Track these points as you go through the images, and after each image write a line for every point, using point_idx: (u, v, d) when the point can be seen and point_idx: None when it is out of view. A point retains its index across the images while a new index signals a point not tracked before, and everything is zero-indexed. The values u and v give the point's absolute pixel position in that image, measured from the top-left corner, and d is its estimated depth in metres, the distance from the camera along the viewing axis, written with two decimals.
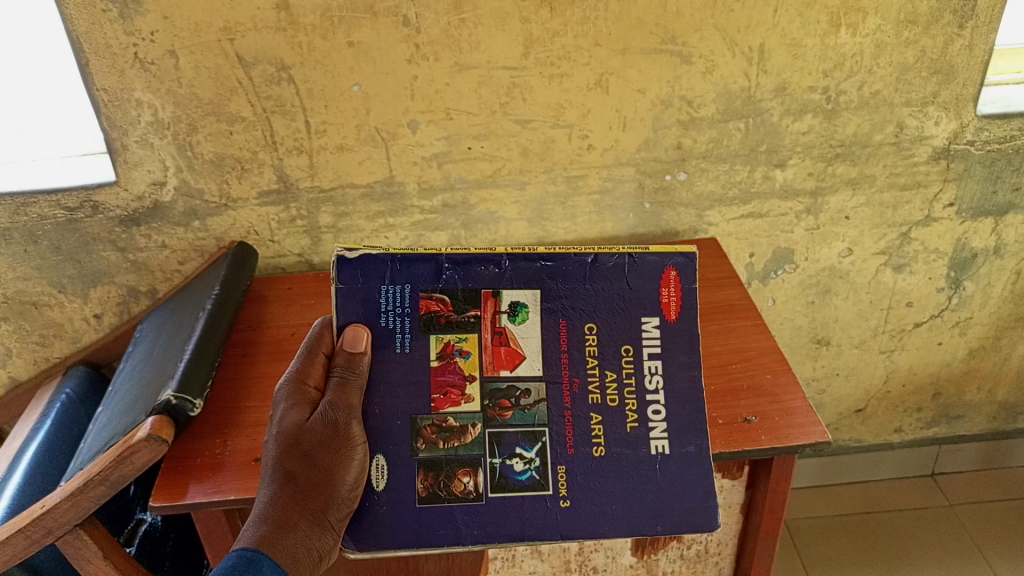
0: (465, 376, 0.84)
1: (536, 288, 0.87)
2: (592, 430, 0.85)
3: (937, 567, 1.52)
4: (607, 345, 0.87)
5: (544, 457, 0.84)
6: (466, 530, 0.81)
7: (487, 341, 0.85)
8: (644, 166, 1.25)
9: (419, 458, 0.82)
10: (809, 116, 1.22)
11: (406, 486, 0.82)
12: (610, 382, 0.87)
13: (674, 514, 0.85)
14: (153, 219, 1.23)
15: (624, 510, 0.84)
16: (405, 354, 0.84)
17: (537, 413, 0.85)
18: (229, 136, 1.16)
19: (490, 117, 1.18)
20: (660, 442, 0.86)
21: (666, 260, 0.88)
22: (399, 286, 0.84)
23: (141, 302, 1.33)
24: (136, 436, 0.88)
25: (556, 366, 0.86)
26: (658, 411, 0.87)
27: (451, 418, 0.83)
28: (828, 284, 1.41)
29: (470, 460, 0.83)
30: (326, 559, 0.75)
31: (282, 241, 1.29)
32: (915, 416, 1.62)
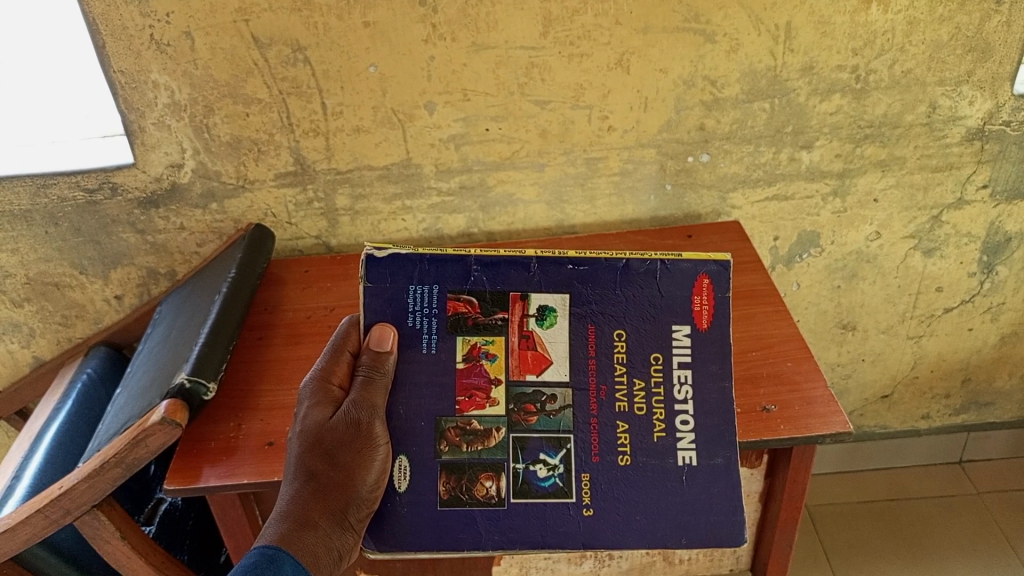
0: (490, 379, 0.83)
1: (565, 292, 0.86)
2: (618, 439, 0.84)
3: (964, 557, 1.49)
4: (637, 351, 0.85)
5: (568, 464, 0.83)
6: (487, 535, 0.81)
7: (514, 344, 0.84)
8: (665, 147, 1.22)
9: (442, 461, 0.82)
10: (837, 96, 1.18)
11: (428, 489, 0.81)
12: (639, 390, 0.85)
13: (698, 523, 0.84)
14: (171, 201, 1.23)
15: (648, 519, 0.83)
16: (431, 354, 0.83)
17: (562, 419, 0.83)
18: (245, 118, 1.15)
19: (508, 98, 1.16)
20: (687, 453, 0.85)
21: (699, 268, 0.87)
22: (427, 287, 0.83)
23: (160, 284, 1.33)
24: (150, 419, 0.89)
25: (583, 372, 0.84)
26: (687, 422, 0.85)
27: (475, 421, 0.83)
28: (855, 268, 1.37)
29: (493, 464, 0.82)
30: (346, 558, 0.75)
31: (299, 224, 1.28)
32: (944, 403, 1.58)
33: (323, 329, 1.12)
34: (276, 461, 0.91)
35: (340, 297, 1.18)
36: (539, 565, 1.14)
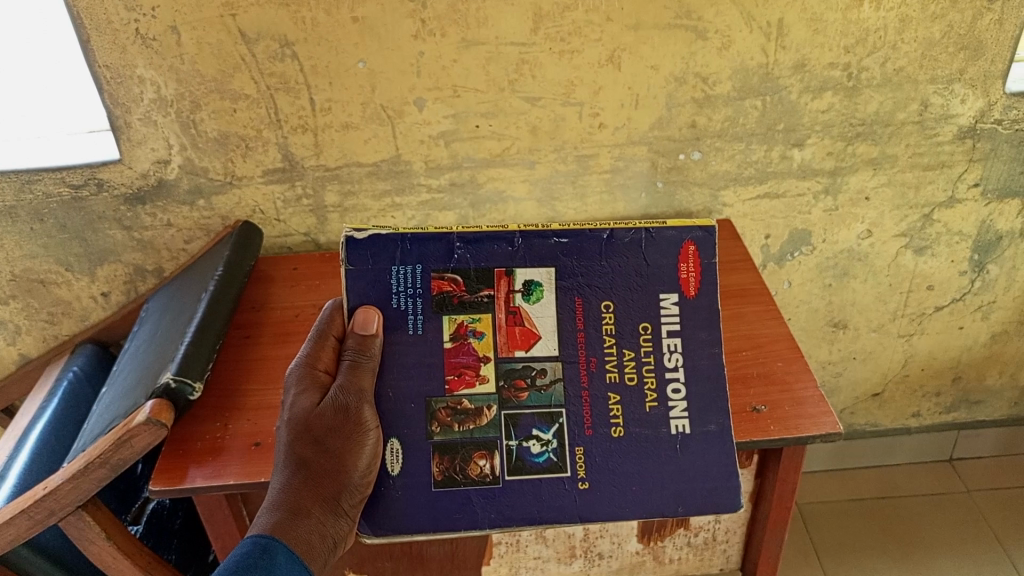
0: (479, 357, 0.83)
1: (550, 266, 0.84)
2: (610, 411, 0.83)
3: (954, 554, 1.49)
4: (625, 322, 0.85)
5: (562, 439, 0.82)
6: (483, 513, 0.80)
7: (501, 321, 0.83)
8: (656, 144, 1.22)
9: (434, 442, 0.81)
10: (829, 94, 1.18)
11: (421, 469, 0.80)
12: (629, 361, 0.84)
13: (695, 494, 0.83)
14: (158, 197, 1.22)
15: (645, 492, 0.82)
16: (418, 336, 0.82)
17: (553, 394, 0.83)
18: (233, 113, 1.14)
19: (498, 94, 1.15)
20: (680, 421, 0.84)
21: (684, 234, 0.86)
22: (410, 267, 0.82)
23: (148, 281, 1.32)
24: (135, 420, 0.88)
25: (573, 345, 0.84)
26: (678, 390, 0.85)
27: (465, 400, 0.82)
28: (847, 266, 1.37)
29: (485, 442, 0.81)
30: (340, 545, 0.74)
31: (288, 220, 1.27)
32: (934, 401, 1.57)
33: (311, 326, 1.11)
34: (263, 462, 0.91)
35: (328, 294, 1.17)
36: (528, 565, 1.13)
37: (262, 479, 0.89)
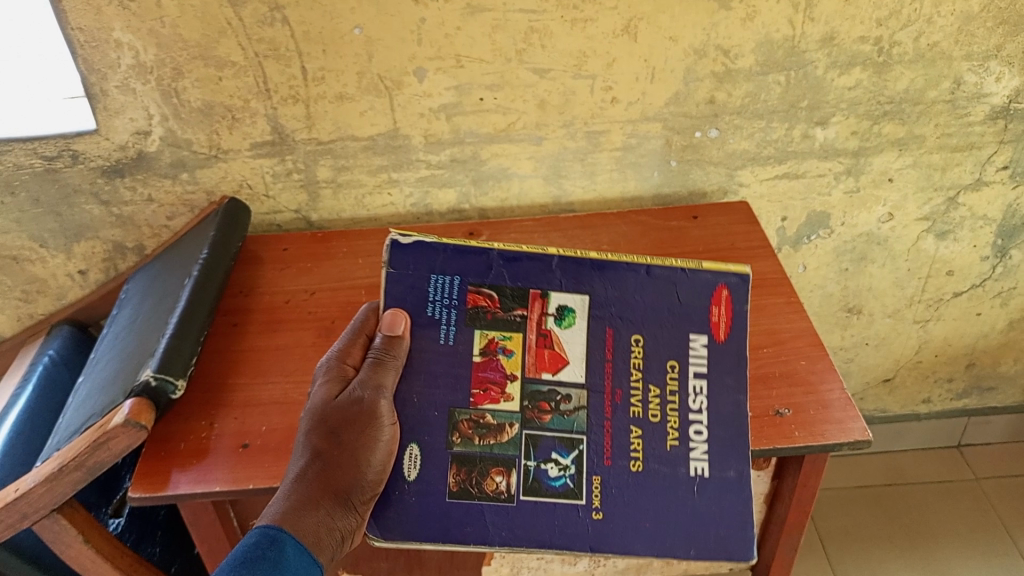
0: (506, 374, 0.78)
1: (585, 293, 0.81)
2: (631, 444, 0.78)
3: (961, 545, 1.46)
4: (653, 358, 0.81)
5: (580, 466, 0.77)
6: (495, 530, 0.74)
7: (531, 341, 0.79)
8: (672, 121, 1.14)
9: (453, 453, 0.75)
10: (857, 69, 1.10)
11: (437, 479, 0.75)
12: (654, 397, 0.80)
13: (709, 536, 0.77)
14: (137, 170, 1.13)
15: (659, 529, 0.76)
16: (449, 346, 0.78)
17: (576, 420, 0.78)
18: (218, 82, 1.06)
19: (505, 65, 1.07)
20: (699, 463, 0.79)
21: (719, 278, 0.83)
22: (449, 277, 0.79)
23: (128, 258, 1.24)
24: (112, 421, 0.82)
25: (599, 375, 0.80)
26: (701, 433, 0.79)
27: (488, 415, 0.77)
28: (865, 251, 1.31)
29: (505, 459, 0.76)
30: (342, 544, 0.70)
31: (277, 196, 1.19)
32: (946, 387, 1.53)
33: (301, 315, 1.04)
34: (251, 465, 0.85)
35: (321, 279, 1.10)
36: (531, 565, 1.09)
37: (251, 485, 0.83)
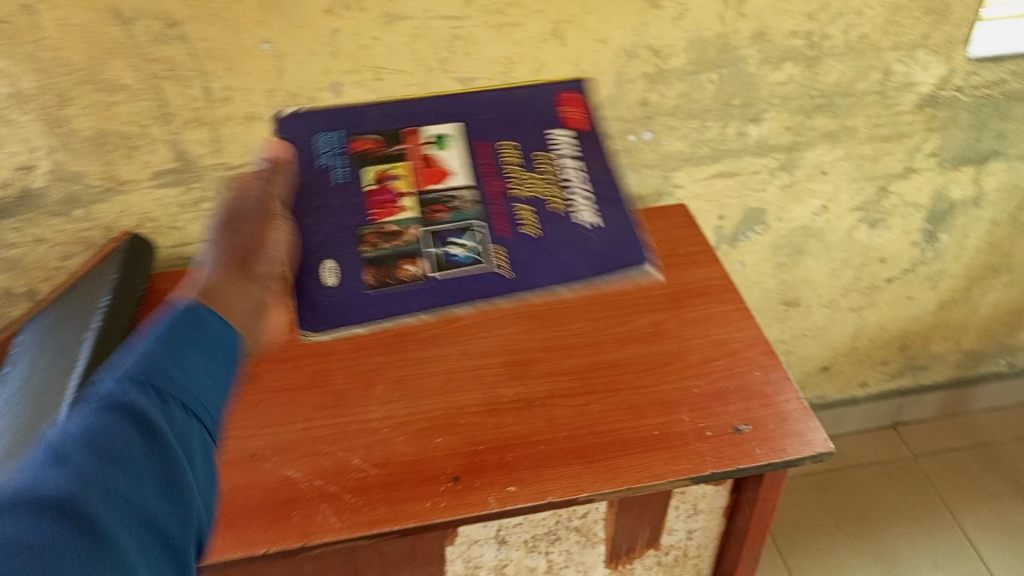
0: (398, 194, 0.95)
1: (458, 122, 0.99)
2: (519, 216, 0.95)
3: (906, 524, 1.48)
4: (523, 151, 0.98)
5: (478, 242, 0.93)
6: (413, 301, 0.90)
7: (416, 166, 0.97)
8: (605, 126, 1.10)
9: (365, 258, 0.92)
10: (789, 64, 1.07)
11: (357, 278, 0.91)
12: (531, 178, 0.97)
13: (596, 245, 0.95)
14: (23, 209, 1.01)
15: (572, 263, 0.94)
16: (342, 183, 0.94)
17: (468, 211, 0.95)
18: (110, 108, 0.95)
19: (427, 75, 1.00)
20: (588, 216, 0.96)
21: (563, 86, 1.02)
22: (333, 133, 0.96)
23: (20, 306, 1.11)
24: None
25: (482, 175, 0.97)
26: (581, 215, 0.96)
27: (389, 225, 0.94)
28: (801, 244, 1.30)
29: (410, 251, 0.92)
30: (250, 339, 0.68)
31: (185, 227, 1.09)
32: (881, 369, 1.55)
33: None
34: None
35: None
36: None
37: None
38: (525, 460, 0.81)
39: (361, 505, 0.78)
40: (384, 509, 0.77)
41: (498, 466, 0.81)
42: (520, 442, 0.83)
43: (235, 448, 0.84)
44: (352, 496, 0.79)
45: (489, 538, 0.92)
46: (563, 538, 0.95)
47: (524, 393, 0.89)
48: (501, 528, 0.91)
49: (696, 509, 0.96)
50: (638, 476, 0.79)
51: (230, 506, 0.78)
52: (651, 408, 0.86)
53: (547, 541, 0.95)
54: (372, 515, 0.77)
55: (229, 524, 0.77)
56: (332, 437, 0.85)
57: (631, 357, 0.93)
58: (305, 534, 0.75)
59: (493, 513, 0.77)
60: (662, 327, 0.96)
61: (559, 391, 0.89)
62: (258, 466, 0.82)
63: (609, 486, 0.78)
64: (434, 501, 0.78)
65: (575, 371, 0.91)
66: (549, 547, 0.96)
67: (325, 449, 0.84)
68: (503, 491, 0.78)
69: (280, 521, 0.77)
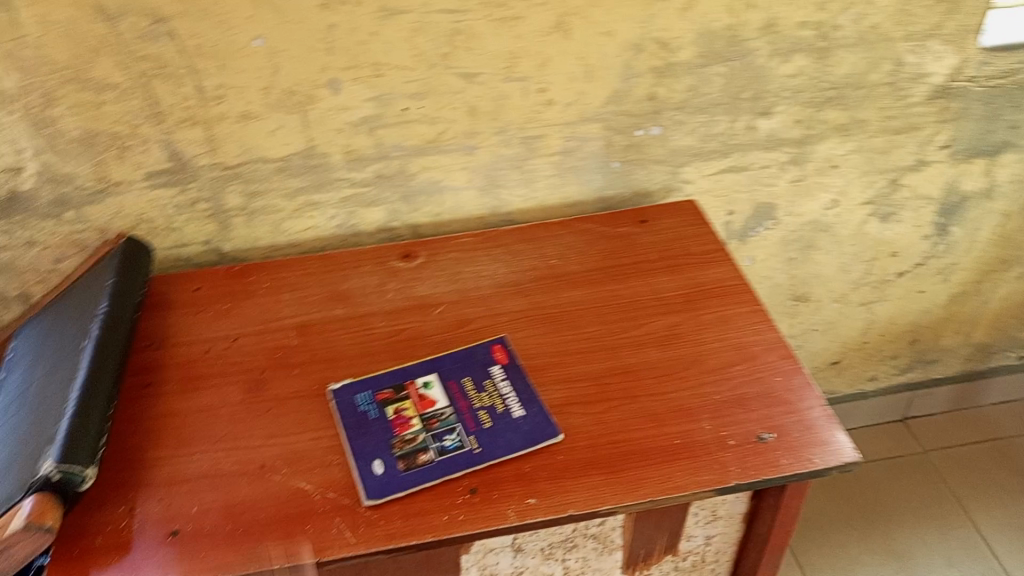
0: (406, 413, 0.85)
1: (432, 373, 0.89)
2: (470, 419, 0.84)
3: (919, 521, 1.46)
4: (470, 382, 0.88)
5: (455, 437, 0.82)
6: (429, 475, 0.79)
7: (414, 397, 0.87)
8: (612, 121, 1.07)
9: (395, 455, 0.81)
10: (799, 56, 1.05)
11: (369, 473, 0.79)
12: (469, 398, 0.87)
13: (523, 428, 0.83)
14: (13, 212, 0.98)
15: (510, 441, 0.82)
16: (371, 422, 0.84)
17: (445, 419, 0.84)
18: (98, 107, 0.92)
19: (429, 71, 0.98)
20: (515, 407, 0.85)
21: (493, 338, 0.94)
22: (359, 402, 0.87)
23: (12, 311, 1.07)
24: (9, 528, 0.69)
25: (446, 396, 0.87)
26: (514, 408, 0.85)
27: (409, 434, 0.83)
28: (811, 238, 1.27)
29: (421, 446, 0.81)
30: (159, 476, 0.80)
31: (182, 229, 1.06)
32: (891, 364, 1.53)
33: (225, 368, 0.92)
34: (184, 557, 0.73)
35: (244, 322, 0.98)
36: None
37: None
38: (543, 470, 0.79)
39: (376, 520, 0.75)
40: (401, 524, 0.75)
41: (516, 478, 0.78)
42: (538, 452, 0.81)
43: (243, 460, 0.82)
44: (366, 510, 0.76)
45: (504, 547, 0.89)
46: (579, 546, 0.93)
47: (538, 400, 0.86)
48: (516, 537, 0.89)
49: (715, 515, 0.94)
50: (660, 487, 0.77)
51: (243, 523, 0.75)
52: (670, 416, 0.84)
53: (563, 548, 0.93)
54: (388, 529, 0.74)
55: (240, 540, 0.74)
56: (343, 447, 0.82)
57: (647, 362, 0.90)
58: (318, 550, 0.73)
59: (512, 527, 0.75)
60: (678, 330, 0.94)
61: (575, 398, 0.86)
62: (268, 478, 0.80)
63: (629, 500, 0.76)
64: (451, 515, 0.75)
65: (591, 377, 0.89)
66: (566, 554, 0.94)
67: (336, 460, 0.81)
68: (522, 504, 0.76)
69: (292, 537, 0.74)
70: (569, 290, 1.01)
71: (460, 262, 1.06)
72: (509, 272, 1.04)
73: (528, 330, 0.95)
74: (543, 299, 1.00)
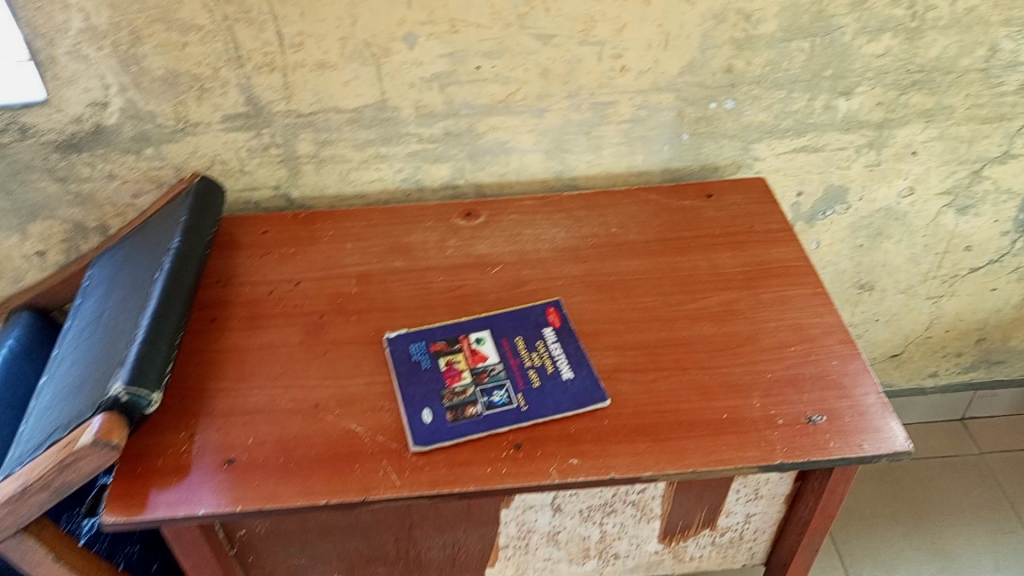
0: (457, 363, 0.87)
1: (485, 329, 0.91)
2: (518, 373, 0.86)
3: (968, 521, 1.43)
4: (519, 342, 0.89)
5: (503, 391, 0.84)
6: (476, 428, 0.80)
7: (466, 350, 0.89)
8: (685, 91, 1.05)
9: (445, 404, 0.83)
10: (887, 36, 1.01)
11: (419, 421, 0.81)
12: (520, 355, 0.88)
13: (567, 392, 0.84)
14: (96, 145, 1.02)
15: (554, 402, 0.83)
16: (424, 371, 0.86)
17: (495, 373, 0.86)
18: (183, 48, 0.95)
19: (504, 30, 0.98)
20: (562, 370, 0.86)
21: (545, 302, 0.94)
22: (413, 352, 0.88)
23: (91, 239, 1.12)
24: (79, 441, 0.73)
25: (497, 348, 0.89)
26: (561, 370, 0.86)
27: (458, 384, 0.85)
28: (882, 226, 1.24)
29: (470, 397, 0.83)
30: (210, 411, 0.83)
31: (254, 172, 1.08)
32: (954, 361, 1.49)
33: (287, 309, 0.95)
34: (238, 485, 0.76)
35: (307, 266, 1.01)
36: (536, 567, 1.01)
37: (239, 508, 0.74)
38: (587, 433, 0.80)
39: (422, 466, 0.78)
40: (445, 471, 0.77)
41: (560, 437, 0.80)
42: (584, 414, 0.82)
43: (298, 397, 0.85)
44: (413, 455, 0.78)
45: (545, 505, 0.91)
46: (618, 511, 0.94)
47: (588, 364, 0.87)
48: (557, 496, 0.90)
49: (757, 493, 0.94)
50: (703, 459, 0.77)
51: (295, 458, 0.78)
52: (720, 391, 0.84)
53: (602, 512, 0.94)
54: (432, 475, 0.77)
55: (291, 473, 0.77)
56: (394, 393, 0.85)
57: (700, 336, 0.90)
58: (364, 490, 0.76)
59: (553, 484, 0.76)
60: (735, 307, 0.93)
61: (625, 365, 0.87)
62: (321, 417, 0.83)
63: (671, 469, 0.76)
64: (494, 467, 0.77)
65: (643, 346, 0.89)
66: (604, 518, 0.95)
67: (386, 405, 0.84)
68: (565, 463, 0.77)
69: (340, 474, 0.77)
70: (627, 259, 1.01)
71: (521, 223, 1.06)
72: (568, 237, 1.04)
73: (583, 295, 0.96)
74: (600, 266, 1.00)
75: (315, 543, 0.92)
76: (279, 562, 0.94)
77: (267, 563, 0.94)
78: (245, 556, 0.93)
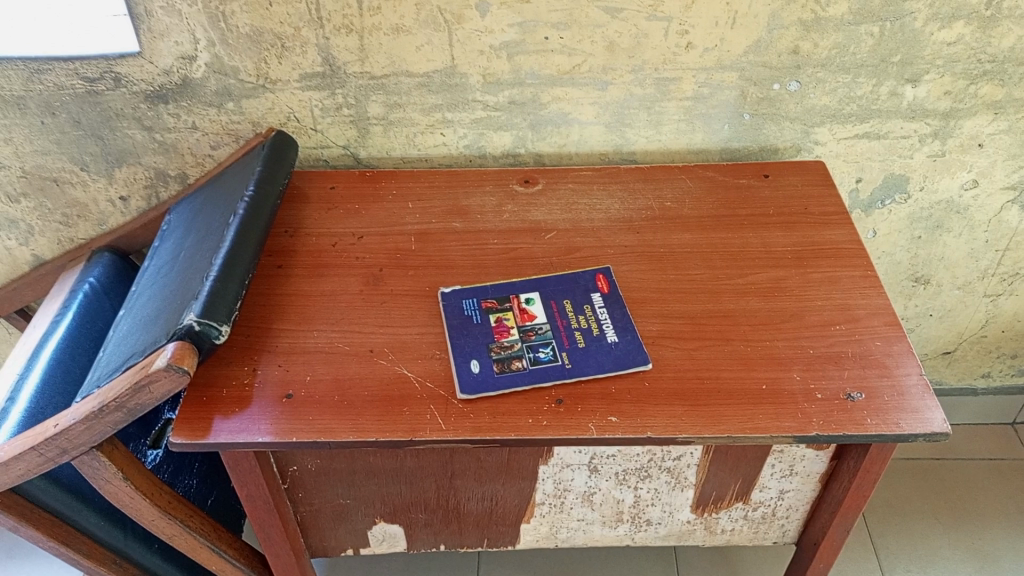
0: (506, 320, 0.90)
1: (535, 291, 0.94)
2: (566, 334, 0.89)
3: (1010, 523, 1.41)
4: (569, 305, 0.92)
5: (550, 348, 0.87)
6: (521, 380, 0.84)
7: (516, 308, 0.92)
8: (750, 71, 1.06)
9: (493, 356, 0.86)
10: (960, 23, 1.01)
11: (468, 370, 0.85)
12: (571, 318, 0.91)
13: (612, 355, 0.86)
14: (182, 97, 1.08)
15: (597, 363, 0.85)
16: (474, 325, 0.90)
17: (544, 332, 0.89)
18: (267, 7, 0.99)
19: (574, 3, 1.00)
20: (609, 334, 0.89)
21: (596, 269, 0.97)
22: (466, 308, 0.92)
23: (170, 187, 1.19)
24: (154, 364, 0.78)
25: (546, 309, 0.92)
26: (607, 334, 0.89)
27: (507, 339, 0.88)
28: (942, 218, 1.23)
29: (517, 352, 0.87)
30: (271, 349, 0.88)
31: (325, 130, 1.13)
32: (1008, 362, 1.47)
33: (348, 260, 0.99)
34: (296, 418, 0.81)
35: (368, 221, 1.05)
36: (570, 527, 1.04)
37: (295, 438, 0.79)
38: (628, 394, 0.83)
39: (468, 412, 0.81)
40: (489, 419, 0.80)
41: (601, 396, 0.82)
42: (627, 376, 0.84)
43: (355, 342, 0.89)
44: (459, 402, 0.82)
45: (582, 465, 0.94)
46: (652, 476, 0.96)
47: (633, 329, 0.89)
48: (594, 457, 0.93)
49: (792, 470, 0.96)
50: (739, 426, 0.79)
51: (348, 398, 0.83)
52: (762, 362, 0.85)
53: (637, 476, 0.96)
54: (476, 422, 0.80)
55: (344, 411, 0.82)
56: (445, 343, 0.88)
57: (746, 310, 0.92)
58: (412, 430, 0.79)
59: (592, 439, 0.79)
60: (783, 284, 0.95)
61: (669, 333, 0.89)
62: (375, 360, 0.87)
63: (707, 432, 0.79)
64: (536, 419, 0.80)
65: (688, 316, 0.91)
66: (639, 483, 0.97)
67: (438, 354, 0.87)
68: (604, 420, 0.80)
69: (391, 415, 0.81)
70: (679, 232, 1.03)
71: (578, 193, 1.09)
72: (622, 208, 1.06)
73: (633, 264, 0.98)
74: (652, 238, 1.02)
75: (360, 483, 0.96)
76: (327, 501, 0.99)
77: (315, 501, 0.99)
78: (296, 492, 0.98)
